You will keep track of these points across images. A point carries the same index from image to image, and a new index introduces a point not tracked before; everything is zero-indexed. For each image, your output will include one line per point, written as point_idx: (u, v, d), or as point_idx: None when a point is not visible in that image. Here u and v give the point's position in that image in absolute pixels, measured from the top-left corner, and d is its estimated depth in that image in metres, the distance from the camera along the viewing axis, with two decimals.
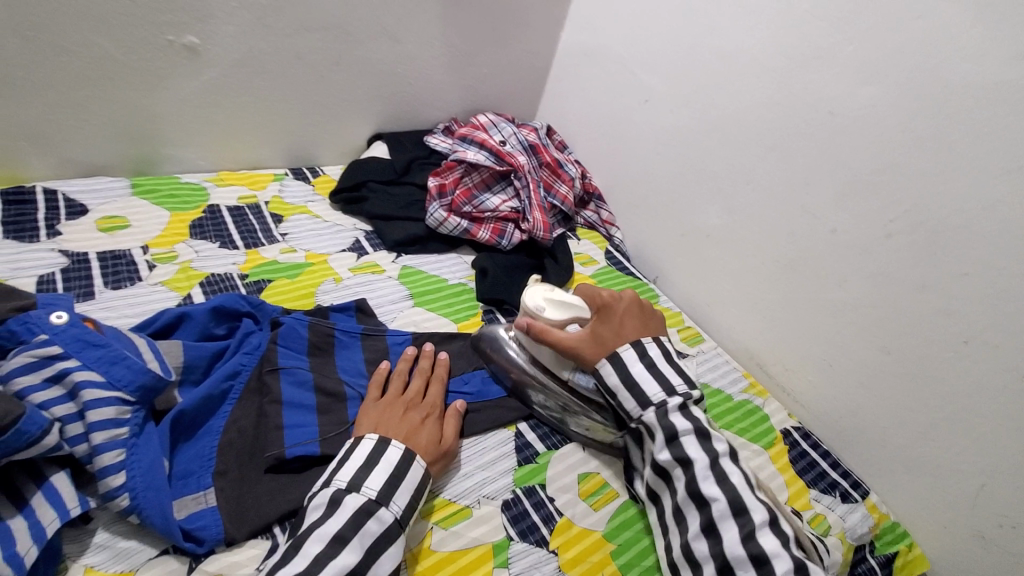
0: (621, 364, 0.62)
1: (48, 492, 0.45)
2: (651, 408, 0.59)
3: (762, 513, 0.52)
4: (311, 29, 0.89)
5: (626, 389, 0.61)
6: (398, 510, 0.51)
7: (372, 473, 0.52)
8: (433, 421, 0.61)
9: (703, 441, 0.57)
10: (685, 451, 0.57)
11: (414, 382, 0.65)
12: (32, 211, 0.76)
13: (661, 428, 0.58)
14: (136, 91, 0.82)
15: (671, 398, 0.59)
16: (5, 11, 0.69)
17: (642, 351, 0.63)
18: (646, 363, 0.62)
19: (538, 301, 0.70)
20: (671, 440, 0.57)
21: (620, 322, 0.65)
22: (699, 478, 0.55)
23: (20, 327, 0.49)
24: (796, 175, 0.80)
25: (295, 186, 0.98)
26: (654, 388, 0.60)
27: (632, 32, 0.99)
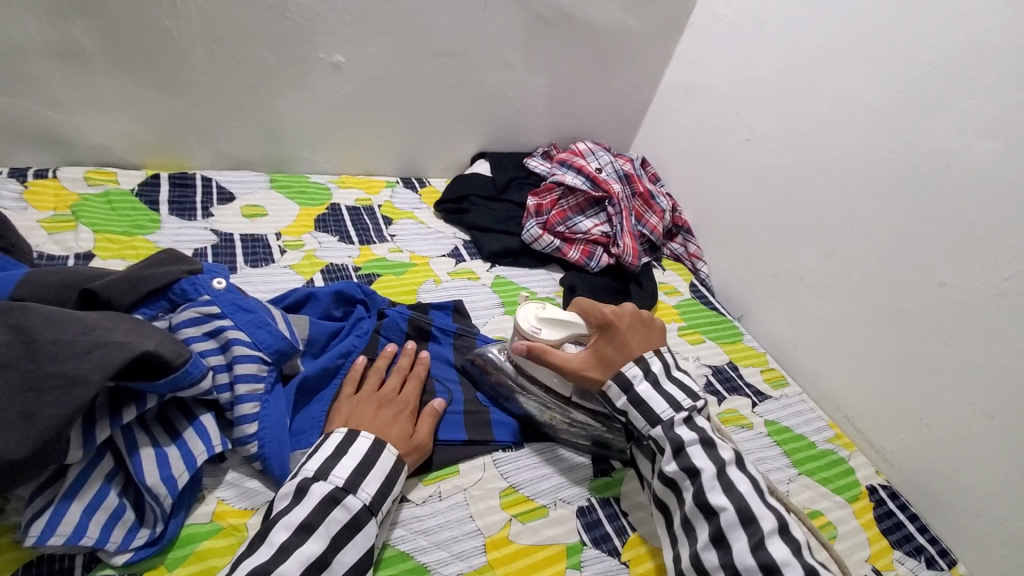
0: (628, 383, 0.61)
1: (197, 428, 0.52)
2: (660, 425, 0.59)
3: (771, 520, 0.52)
4: (439, 55, 0.99)
5: (634, 408, 0.60)
6: (366, 497, 0.51)
7: (340, 462, 0.52)
8: (407, 415, 0.60)
9: (709, 450, 0.57)
10: (692, 460, 0.56)
11: (390, 379, 0.64)
12: (192, 194, 0.88)
13: (668, 441, 0.58)
14: (286, 98, 0.94)
15: (679, 414, 0.59)
16: (201, 28, 0.82)
17: (646, 368, 0.61)
18: (651, 382, 0.61)
19: (531, 322, 0.69)
20: (678, 452, 0.57)
21: (624, 338, 0.64)
22: (705, 488, 0.55)
23: (190, 287, 0.58)
24: (904, 224, 0.78)
25: (405, 193, 1.07)
26: (661, 405, 0.60)
27: (739, 73, 1.01)
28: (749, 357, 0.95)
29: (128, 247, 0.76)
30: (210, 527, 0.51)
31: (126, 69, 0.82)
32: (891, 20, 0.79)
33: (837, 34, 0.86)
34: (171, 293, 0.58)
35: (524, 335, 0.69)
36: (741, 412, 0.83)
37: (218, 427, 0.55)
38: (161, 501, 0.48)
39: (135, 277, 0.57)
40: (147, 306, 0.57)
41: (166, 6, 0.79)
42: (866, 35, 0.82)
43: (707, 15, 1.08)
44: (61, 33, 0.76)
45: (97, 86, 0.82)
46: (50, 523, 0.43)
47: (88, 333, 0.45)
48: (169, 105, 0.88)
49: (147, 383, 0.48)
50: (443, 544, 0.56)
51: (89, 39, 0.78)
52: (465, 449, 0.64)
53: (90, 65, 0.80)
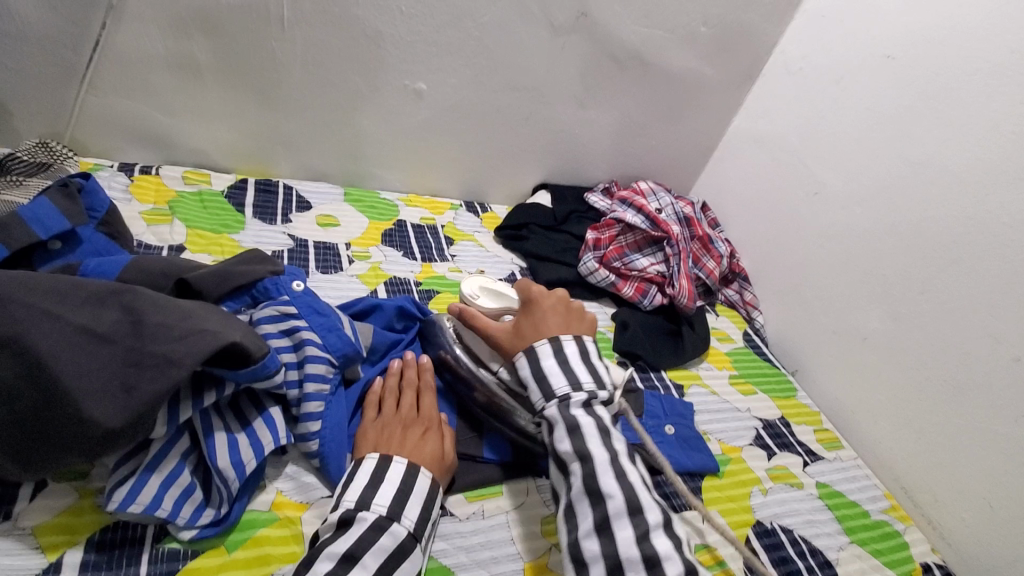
0: (535, 356, 0.59)
1: (266, 419, 0.56)
2: (555, 404, 0.55)
3: (657, 514, 0.49)
4: (514, 89, 1.03)
5: (535, 382, 0.58)
6: (410, 523, 0.51)
7: (379, 490, 0.52)
8: (435, 434, 0.60)
9: (604, 438, 0.53)
10: (585, 443, 0.52)
11: (406, 398, 0.63)
12: (274, 200, 0.95)
13: (563, 420, 0.54)
14: (368, 118, 1.00)
15: (577, 394, 0.56)
16: (302, 50, 0.89)
17: (557, 347, 0.59)
18: (559, 359, 0.58)
19: (474, 289, 0.78)
20: (572, 431, 0.53)
21: (542, 318, 0.63)
22: (597, 472, 0.51)
23: (272, 287, 0.63)
24: (980, 294, 0.75)
25: (467, 216, 1.10)
26: (560, 382, 0.57)
27: (811, 127, 1.01)
28: (802, 414, 0.92)
29: (215, 244, 0.82)
30: (269, 516, 0.53)
31: (231, 82, 0.90)
32: (979, 87, 0.78)
33: (919, 95, 0.85)
34: (255, 291, 0.63)
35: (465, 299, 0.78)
36: (790, 470, 0.80)
37: (284, 421, 0.58)
38: (229, 483, 0.51)
39: (224, 273, 0.61)
40: (232, 300, 0.62)
41: (275, 28, 0.86)
42: (951, 98, 0.81)
43: (782, 68, 1.09)
44: (180, 47, 0.84)
45: (203, 95, 0.90)
46: (131, 492, 0.47)
47: (187, 319, 0.49)
48: (263, 117, 0.95)
49: (229, 371, 0.52)
50: (483, 564, 0.56)
51: (204, 54, 0.86)
52: (509, 472, 0.65)
53: (201, 76, 0.88)
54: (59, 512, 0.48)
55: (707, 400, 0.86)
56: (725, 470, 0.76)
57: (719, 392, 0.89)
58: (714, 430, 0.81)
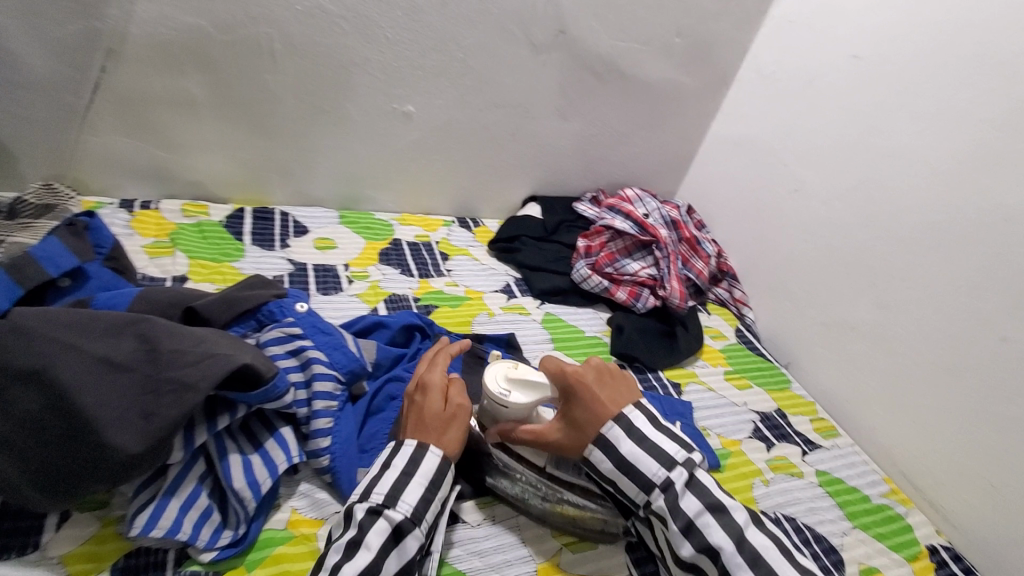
0: (610, 446, 0.53)
1: (278, 438, 0.57)
2: (657, 493, 0.51)
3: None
4: (499, 106, 1.06)
5: (623, 476, 0.53)
6: (409, 506, 0.51)
7: (379, 478, 0.52)
8: (434, 392, 0.59)
9: (721, 517, 0.50)
10: (708, 538, 0.49)
11: (417, 370, 0.63)
12: (272, 227, 0.97)
13: (675, 521, 0.50)
14: (360, 143, 1.03)
15: (674, 474, 0.52)
16: (294, 81, 0.93)
17: (627, 426, 0.53)
18: (636, 441, 0.53)
19: (503, 384, 0.60)
20: (689, 531, 0.50)
21: (592, 398, 0.55)
22: (732, 569, 0.48)
23: (276, 310, 0.65)
24: (962, 278, 0.78)
25: (460, 232, 1.13)
26: (653, 466, 0.52)
27: (788, 127, 1.05)
28: (798, 405, 0.94)
29: (217, 272, 0.84)
30: (285, 532, 0.55)
31: (226, 114, 0.93)
32: (943, 80, 0.82)
33: (887, 92, 0.89)
34: (260, 314, 0.65)
35: (493, 401, 0.60)
36: (791, 460, 0.82)
37: (295, 438, 0.59)
38: (245, 504, 0.52)
39: (230, 299, 0.63)
40: (239, 325, 0.64)
41: (266, 61, 0.89)
42: (917, 94, 0.85)
43: (754, 73, 1.13)
44: (176, 84, 0.87)
45: (200, 129, 0.93)
46: (152, 517, 0.49)
47: (199, 345, 0.52)
48: (258, 147, 0.98)
49: (240, 394, 0.54)
50: (496, 567, 0.58)
51: (199, 89, 0.89)
52: None
53: (197, 112, 0.91)
54: (84, 541, 0.50)
55: (705, 397, 0.88)
56: (727, 464, 0.78)
57: (716, 388, 0.91)
58: (714, 425, 0.84)
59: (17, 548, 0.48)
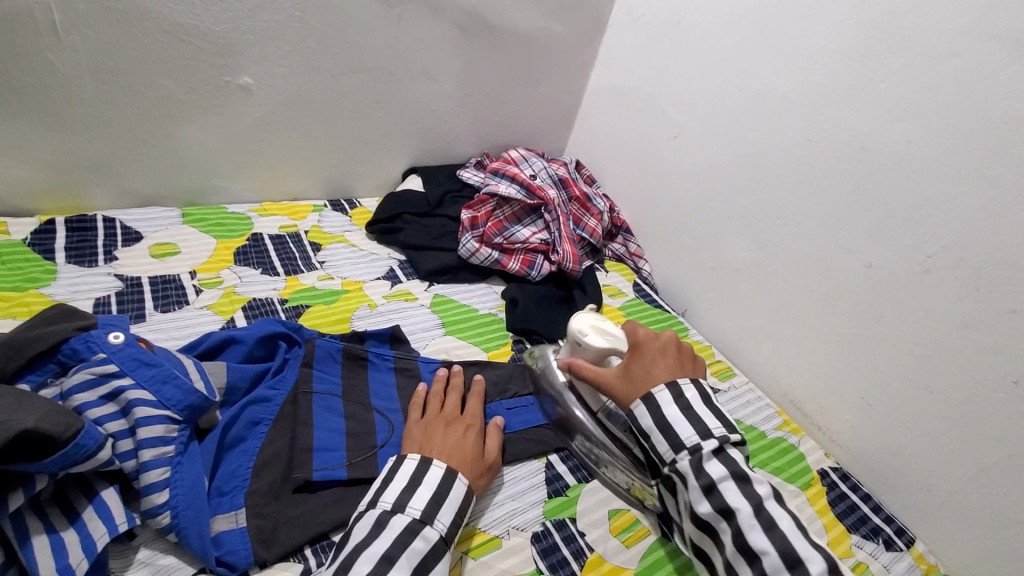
0: (655, 406, 0.60)
1: (98, 506, 0.48)
2: (685, 453, 0.57)
3: (819, 562, 0.49)
4: (356, 71, 0.94)
5: (659, 432, 0.59)
6: (444, 527, 0.52)
7: (416, 493, 0.53)
8: (476, 435, 0.62)
9: (743, 486, 0.54)
10: (726, 499, 0.53)
11: (451, 399, 0.66)
12: (93, 238, 0.82)
13: (696, 478, 0.55)
14: (194, 127, 0.88)
15: (707, 442, 0.56)
16: (87, 58, 0.76)
17: (677, 393, 0.60)
18: (681, 406, 0.59)
19: (586, 328, 0.70)
20: (710, 490, 0.54)
21: (653, 362, 0.63)
22: (744, 529, 0.52)
23: (82, 345, 0.53)
24: (829, 211, 0.80)
25: (333, 216, 1.02)
26: (688, 430, 0.58)
27: (662, 72, 1.02)
28: None
29: (18, 304, 0.69)
30: None
31: (4, 107, 0.74)
32: (799, 12, 0.81)
33: (752, 28, 0.87)
34: (62, 354, 0.53)
35: (573, 337, 0.71)
36: None
37: (123, 500, 0.50)
38: None
39: (19, 343, 0.52)
40: (34, 372, 0.52)
41: (47, 38, 0.72)
42: (778, 28, 0.83)
43: (625, 16, 1.09)
44: None
45: None
46: None
47: None
48: (60, 144, 0.80)
49: (34, 464, 0.43)
50: None
51: None
52: None
53: None
54: None
55: None
56: None
57: None
58: None
59: None
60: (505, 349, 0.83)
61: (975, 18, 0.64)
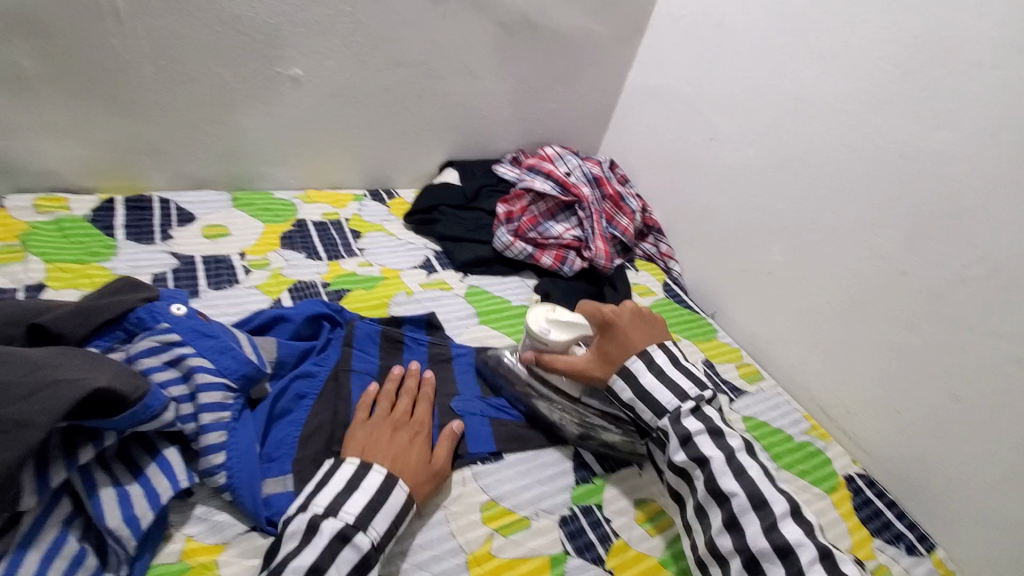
0: (631, 377, 0.64)
1: (161, 463, 0.51)
2: (666, 415, 0.62)
3: (782, 504, 0.55)
4: (399, 65, 0.97)
5: (640, 401, 0.64)
6: (377, 534, 0.51)
7: (350, 498, 0.52)
8: (422, 442, 0.60)
9: (717, 438, 0.60)
10: (700, 450, 0.59)
11: (401, 402, 0.64)
12: (150, 217, 0.86)
13: (675, 431, 0.61)
14: (243, 114, 0.92)
15: (684, 402, 0.62)
16: (149, 45, 0.80)
17: (649, 361, 0.65)
18: (656, 373, 0.64)
19: (542, 324, 0.71)
20: (686, 442, 0.60)
21: (625, 335, 0.67)
22: (717, 474, 0.57)
23: (148, 315, 0.57)
24: (865, 217, 0.80)
25: (372, 206, 1.05)
26: (666, 395, 0.63)
27: (700, 74, 1.03)
28: (724, 354, 0.96)
29: (83, 276, 0.73)
30: (178, 566, 0.49)
31: (73, 90, 0.79)
32: (842, 18, 0.81)
33: (793, 32, 0.87)
34: (128, 323, 0.56)
35: (535, 337, 0.71)
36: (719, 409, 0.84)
37: (183, 458, 0.53)
38: (125, 543, 0.46)
39: (86, 309, 0.55)
40: (102, 338, 0.55)
41: (112, 24, 0.77)
42: (820, 33, 0.83)
43: (665, 17, 1.09)
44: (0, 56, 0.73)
45: (43, 109, 0.79)
46: None
47: (38, 371, 0.44)
48: (121, 126, 0.85)
49: (105, 420, 0.47)
50: (423, 565, 0.55)
51: (30, 61, 0.75)
52: None
53: (34, 89, 0.77)
54: None
55: None
56: None
57: None
58: None
59: None
60: None
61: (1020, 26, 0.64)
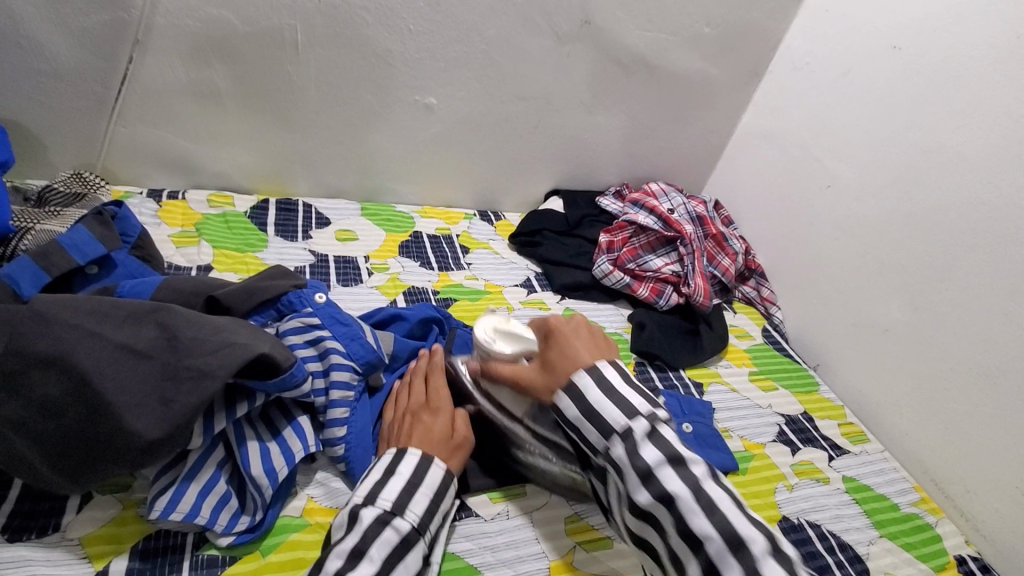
0: (579, 394, 0.52)
1: (295, 428, 0.58)
2: (616, 440, 0.50)
3: (762, 541, 0.44)
4: (522, 98, 1.05)
5: (587, 421, 0.52)
6: (415, 517, 0.52)
7: (384, 485, 0.53)
8: (442, 417, 0.62)
9: (682, 469, 0.48)
10: (665, 486, 0.47)
11: (416, 388, 0.65)
12: (295, 217, 0.98)
13: (633, 465, 0.48)
14: (382, 135, 1.03)
15: (634, 424, 0.50)
16: (316, 72, 0.93)
17: (598, 376, 0.53)
18: (604, 389, 0.52)
19: (488, 333, 0.63)
20: (646, 479, 0.48)
21: (568, 346, 0.56)
22: (686, 515, 0.46)
23: (296, 299, 0.65)
24: (1008, 280, 0.74)
25: (481, 225, 1.12)
26: (614, 414, 0.51)
27: (821, 122, 1.01)
28: (826, 409, 0.91)
29: (240, 262, 0.86)
30: (300, 521, 0.56)
31: (252, 107, 0.94)
32: (991, 72, 0.77)
33: (930, 84, 0.84)
34: (280, 303, 0.65)
35: (480, 348, 0.63)
36: (816, 465, 0.80)
37: (312, 428, 0.60)
38: (263, 491, 0.54)
39: (252, 288, 0.65)
40: (259, 314, 0.65)
41: (290, 53, 0.90)
42: (965, 85, 0.80)
43: (787, 64, 1.09)
44: (204, 77, 0.89)
45: (225, 121, 0.94)
46: (172, 500, 0.50)
47: (218, 333, 0.53)
48: (284, 140, 0.99)
49: (260, 383, 0.55)
50: (507, 563, 0.59)
51: (225, 82, 0.90)
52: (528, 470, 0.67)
53: (222, 103, 0.92)
54: (104, 524, 0.52)
55: (727, 398, 0.86)
56: (747, 467, 0.76)
57: (740, 389, 0.89)
58: (736, 428, 0.82)
59: (39, 528, 0.50)
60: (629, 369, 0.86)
61: None
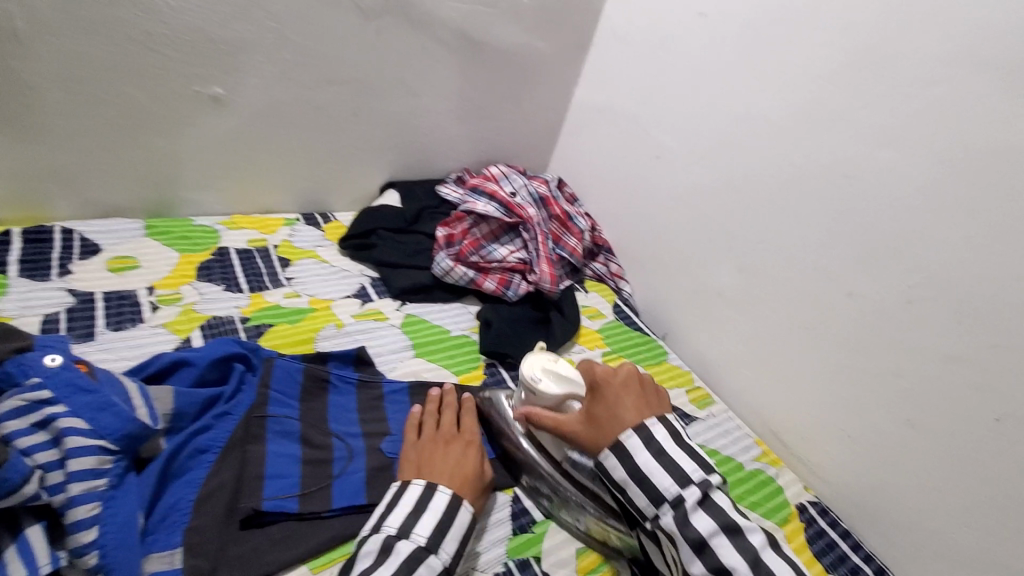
0: (627, 454, 0.53)
1: (19, 546, 0.44)
2: (666, 505, 0.51)
3: None
4: (333, 83, 0.92)
5: (636, 484, 0.52)
6: (446, 557, 0.51)
7: (421, 520, 0.52)
8: (474, 450, 0.61)
9: (737, 539, 0.49)
10: (721, 558, 0.48)
11: (445, 417, 0.65)
12: (49, 249, 0.78)
13: (685, 535, 0.49)
14: (162, 138, 0.85)
15: (688, 492, 0.51)
16: (55, 66, 0.73)
17: (647, 437, 0.53)
18: (654, 453, 0.53)
19: (536, 372, 0.66)
20: (701, 549, 0.48)
21: (617, 400, 0.56)
22: None
23: (15, 369, 0.49)
24: (814, 236, 0.78)
25: (305, 230, 0.99)
26: (666, 479, 0.51)
27: (646, 94, 1.01)
28: (674, 378, 0.93)
29: None
30: None
31: None
32: (783, 37, 0.80)
33: (736, 51, 0.86)
34: None
35: (527, 385, 0.66)
36: None
37: (49, 538, 0.46)
38: None
39: None
40: None
41: (11, 44, 0.69)
42: (764, 51, 0.82)
43: (610, 34, 1.07)
44: None
45: None
46: None
47: None
48: (28, 155, 0.77)
49: None
50: None
51: None
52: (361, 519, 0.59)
53: None
54: None
55: None
56: None
57: None
58: None
59: None
60: (477, 373, 0.81)
61: (959, 47, 0.63)
